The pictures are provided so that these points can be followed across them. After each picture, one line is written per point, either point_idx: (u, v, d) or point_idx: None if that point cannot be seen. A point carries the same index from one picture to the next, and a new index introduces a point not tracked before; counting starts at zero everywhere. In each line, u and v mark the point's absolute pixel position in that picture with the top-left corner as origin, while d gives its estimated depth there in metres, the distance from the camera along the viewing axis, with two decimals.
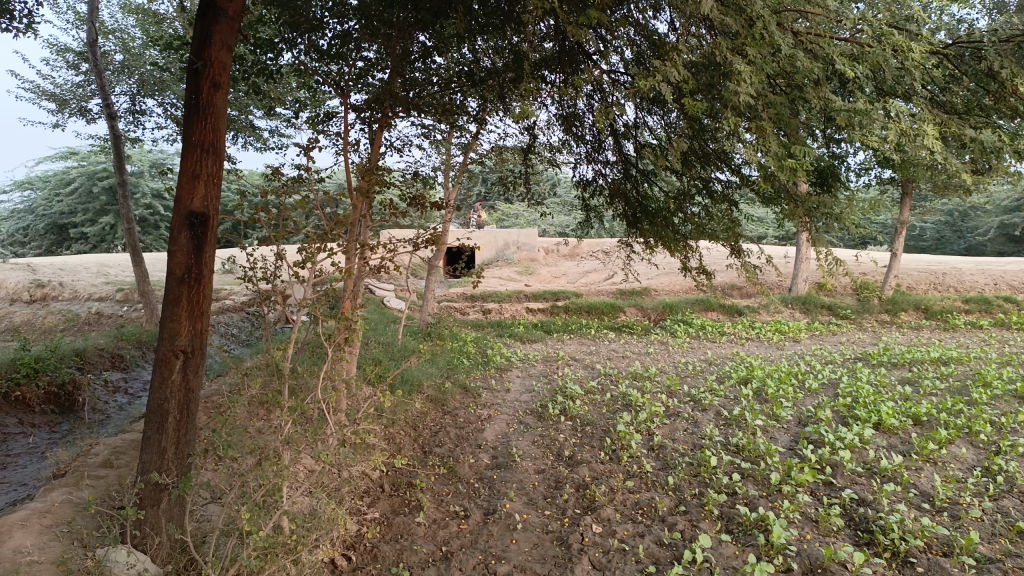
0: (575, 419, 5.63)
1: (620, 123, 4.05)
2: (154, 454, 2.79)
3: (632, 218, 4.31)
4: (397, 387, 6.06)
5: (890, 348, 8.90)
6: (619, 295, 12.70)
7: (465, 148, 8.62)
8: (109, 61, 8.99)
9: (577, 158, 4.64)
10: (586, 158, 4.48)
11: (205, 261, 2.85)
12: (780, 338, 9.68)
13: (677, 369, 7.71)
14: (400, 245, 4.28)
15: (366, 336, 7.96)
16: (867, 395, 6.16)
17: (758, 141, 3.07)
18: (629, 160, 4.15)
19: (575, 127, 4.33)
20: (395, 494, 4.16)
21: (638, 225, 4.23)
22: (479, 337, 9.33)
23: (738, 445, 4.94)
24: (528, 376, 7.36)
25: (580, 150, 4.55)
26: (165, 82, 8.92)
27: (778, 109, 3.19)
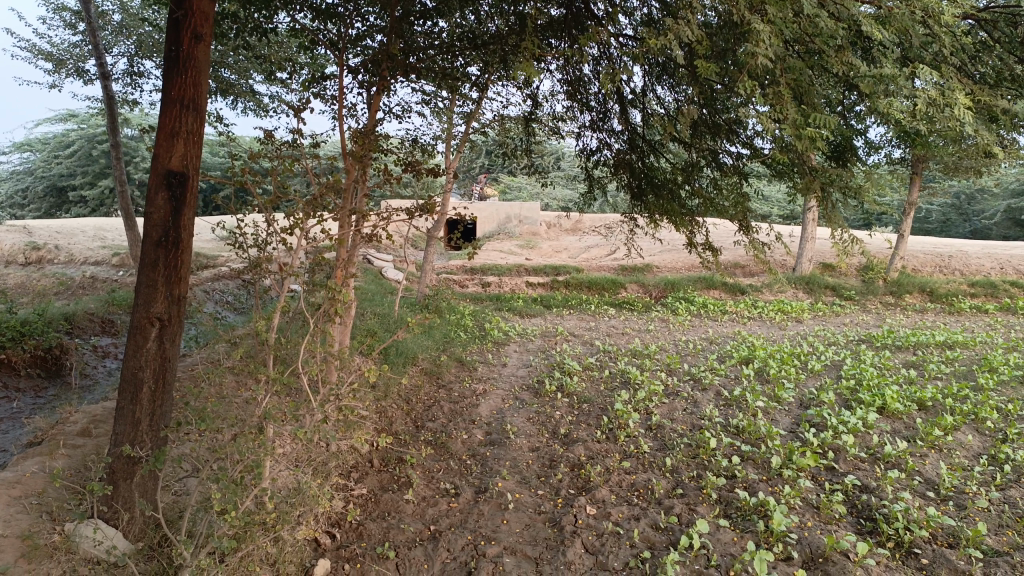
0: (572, 396, 5.51)
1: (627, 90, 3.86)
2: (128, 427, 2.66)
3: (637, 191, 4.15)
4: (391, 359, 5.93)
5: (894, 331, 8.75)
6: (621, 271, 12.54)
7: (468, 117, 8.42)
8: (107, 21, 8.76)
9: (582, 126, 4.47)
10: (591, 126, 4.31)
11: (184, 224, 2.69)
12: (782, 318, 9.55)
13: (678, 347, 7.58)
14: (395, 214, 4.08)
15: (362, 306, 7.83)
16: (871, 378, 6.03)
17: (774, 109, 2.90)
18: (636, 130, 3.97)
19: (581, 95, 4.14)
20: (384, 470, 4.05)
21: (643, 197, 4.08)
22: (477, 310, 9.19)
23: (738, 426, 4.82)
24: (525, 350, 7.24)
25: (586, 119, 4.36)
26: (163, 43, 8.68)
27: (798, 76, 3.01)
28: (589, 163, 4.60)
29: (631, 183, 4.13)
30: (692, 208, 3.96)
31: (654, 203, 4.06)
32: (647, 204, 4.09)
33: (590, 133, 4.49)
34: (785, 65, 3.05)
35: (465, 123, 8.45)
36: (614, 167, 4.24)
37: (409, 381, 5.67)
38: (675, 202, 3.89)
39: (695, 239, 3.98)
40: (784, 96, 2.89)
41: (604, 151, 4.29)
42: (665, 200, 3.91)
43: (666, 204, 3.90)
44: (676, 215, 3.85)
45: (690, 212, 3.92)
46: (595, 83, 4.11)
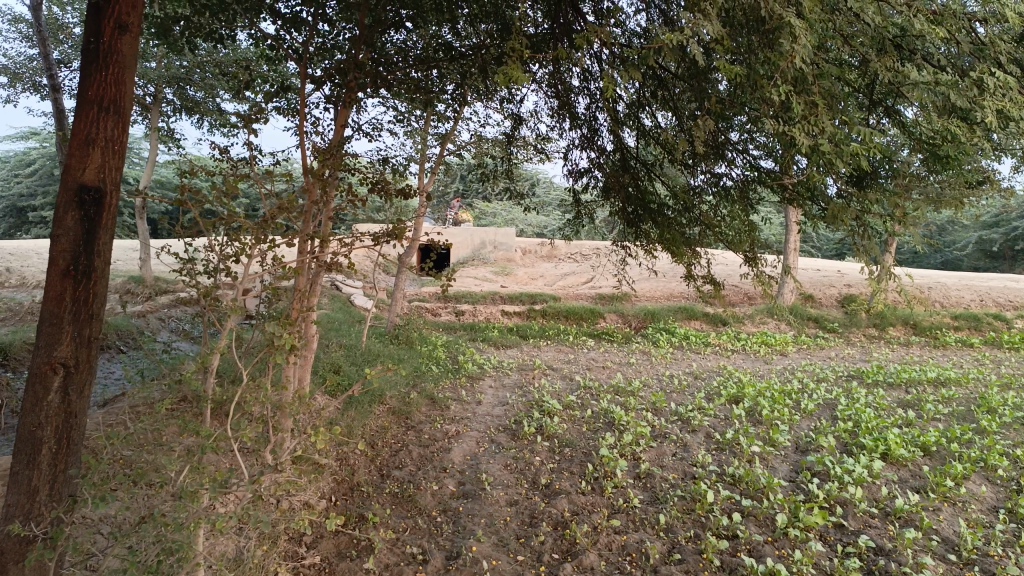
0: (553, 439, 5.07)
1: (621, 104, 3.51)
2: (22, 496, 2.18)
3: (629, 217, 3.76)
4: (355, 396, 5.46)
5: (884, 366, 8.44)
6: (599, 301, 12.17)
7: (443, 138, 8.06)
8: (66, 34, 8.35)
9: (569, 144, 4.10)
10: (579, 144, 3.94)
11: (99, 251, 2.26)
12: (767, 351, 9.23)
13: (662, 383, 7.18)
14: (358, 239, 3.64)
15: (328, 338, 7.37)
16: (868, 419, 5.68)
17: (802, 122, 2.55)
18: (629, 149, 3.61)
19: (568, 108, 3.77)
20: (343, 531, 3.56)
21: (636, 223, 3.69)
22: (451, 341, 8.73)
23: (735, 475, 4.42)
24: (501, 386, 6.80)
25: (573, 137, 3.99)
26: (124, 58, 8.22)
27: (830, 83, 2.74)
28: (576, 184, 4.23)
29: (622, 208, 3.74)
30: (695, 235, 3.59)
31: (649, 230, 3.68)
32: (642, 232, 3.70)
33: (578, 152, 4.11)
34: (815, 71, 2.76)
35: (439, 144, 8.08)
36: (604, 189, 3.86)
37: (374, 422, 5.20)
38: (675, 231, 3.51)
39: (693, 270, 3.60)
40: (819, 105, 2.59)
41: (594, 172, 3.91)
42: (662, 229, 3.52)
43: (665, 232, 3.51)
44: (674, 244, 3.46)
45: (689, 241, 3.55)
46: (585, 96, 3.75)
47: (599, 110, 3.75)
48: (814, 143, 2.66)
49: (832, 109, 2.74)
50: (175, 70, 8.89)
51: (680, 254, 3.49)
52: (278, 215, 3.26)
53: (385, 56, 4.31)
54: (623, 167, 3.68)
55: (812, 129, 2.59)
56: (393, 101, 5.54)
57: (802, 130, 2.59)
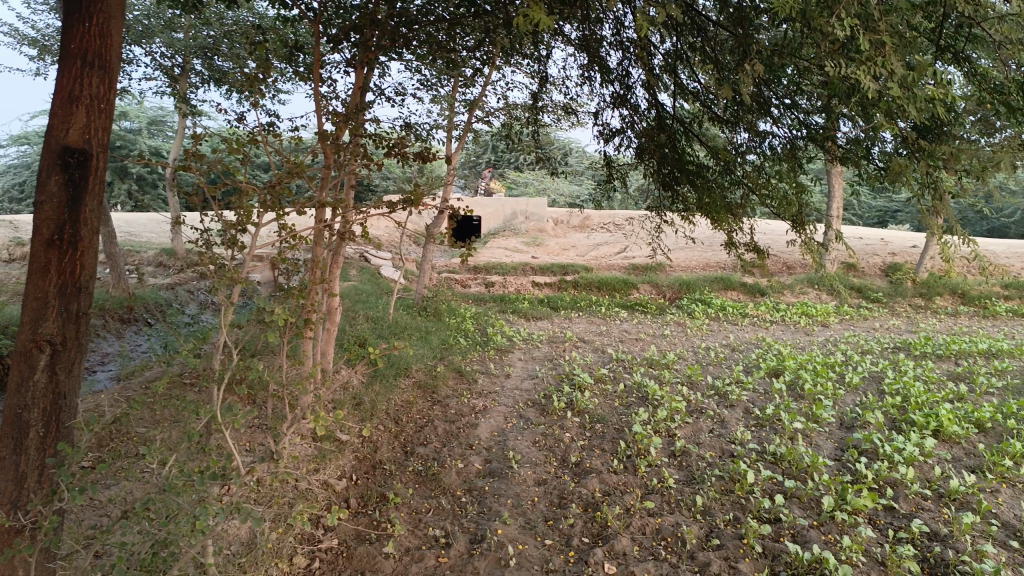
0: (584, 415, 4.88)
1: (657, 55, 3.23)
2: (9, 483, 2.15)
3: (664, 180, 3.49)
4: (381, 371, 5.30)
5: (932, 337, 8.07)
6: (632, 271, 11.89)
7: (470, 103, 7.83)
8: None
9: (600, 103, 3.83)
10: (611, 103, 3.67)
11: (85, 219, 2.25)
12: (807, 322, 8.90)
13: (698, 356, 6.92)
14: (375, 207, 3.43)
15: (354, 310, 7.24)
16: (918, 394, 5.39)
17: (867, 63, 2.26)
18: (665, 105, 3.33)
19: (600, 62, 3.50)
20: (363, 513, 3.42)
21: (673, 187, 3.41)
22: (480, 312, 8.55)
23: (776, 454, 4.19)
24: (532, 359, 6.61)
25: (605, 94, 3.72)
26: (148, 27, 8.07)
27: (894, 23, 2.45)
28: (607, 145, 3.97)
29: (657, 172, 3.46)
30: (737, 197, 3.31)
31: (687, 193, 3.41)
32: (679, 196, 3.43)
33: (611, 111, 3.84)
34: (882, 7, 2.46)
35: (467, 111, 7.85)
36: (638, 151, 3.59)
37: (399, 397, 5.04)
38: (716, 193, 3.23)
39: (732, 236, 3.34)
40: (885, 44, 2.30)
41: (625, 132, 3.65)
42: (700, 190, 3.25)
43: (703, 194, 3.24)
44: (715, 208, 3.17)
45: (730, 206, 3.28)
46: (617, 49, 3.48)
47: (632, 64, 3.48)
48: (882, 87, 2.37)
49: (898, 50, 2.44)
50: (202, 40, 8.75)
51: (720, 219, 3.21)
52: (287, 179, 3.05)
53: (405, 12, 4.06)
54: (658, 125, 3.41)
55: (879, 71, 2.31)
56: (416, 64, 5.30)
57: (867, 73, 2.30)
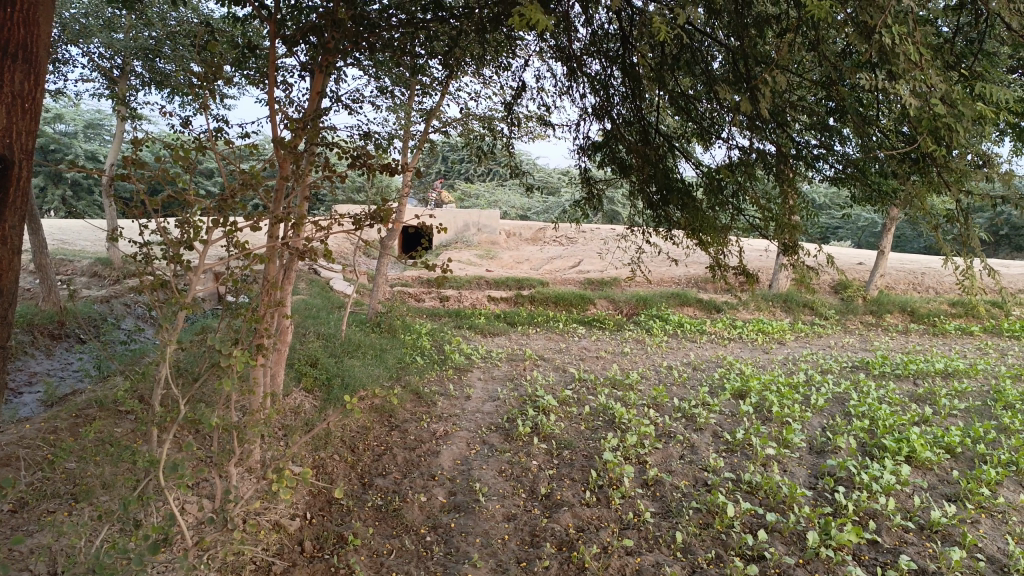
0: (550, 441, 4.66)
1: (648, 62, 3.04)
2: None
3: (648, 198, 3.30)
4: (334, 394, 5.01)
5: (889, 356, 8.09)
6: (587, 286, 11.75)
7: (427, 114, 7.59)
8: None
9: (581, 112, 3.66)
10: (593, 114, 3.47)
11: (5, 235, 2.30)
12: (765, 340, 8.87)
13: (660, 376, 6.77)
14: (336, 222, 3.15)
15: (304, 326, 6.90)
16: (885, 417, 5.31)
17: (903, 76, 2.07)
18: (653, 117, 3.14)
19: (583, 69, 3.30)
20: (319, 557, 3.14)
21: (659, 205, 3.21)
22: (436, 328, 8.28)
23: (752, 483, 4.05)
24: (491, 379, 6.36)
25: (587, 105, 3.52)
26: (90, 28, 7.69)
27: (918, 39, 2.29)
28: (587, 157, 3.79)
29: (642, 189, 3.31)
30: (728, 216, 3.16)
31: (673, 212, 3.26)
32: (665, 216, 3.27)
33: (591, 122, 3.67)
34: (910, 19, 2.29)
35: (424, 120, 7.62)
36: (622, 165, 3.42)
37: (355, 422, 4.75)
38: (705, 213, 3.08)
39: (722, 260, 3.19)
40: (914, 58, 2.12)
41: (607, 143, 3.49)
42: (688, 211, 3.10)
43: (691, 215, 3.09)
44: (706, 230, 3.02)
45: (721, 227, 3.08)
46: (602, 56, 3.30)
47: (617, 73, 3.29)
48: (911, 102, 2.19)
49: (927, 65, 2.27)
50: (144, 41, 8.28)
51: (709, 242, 3.06)
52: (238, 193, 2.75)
53: (366, 15, 3.82)
54: (642, 138, 3.24)
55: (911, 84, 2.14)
56: (374, 71, 5.07)
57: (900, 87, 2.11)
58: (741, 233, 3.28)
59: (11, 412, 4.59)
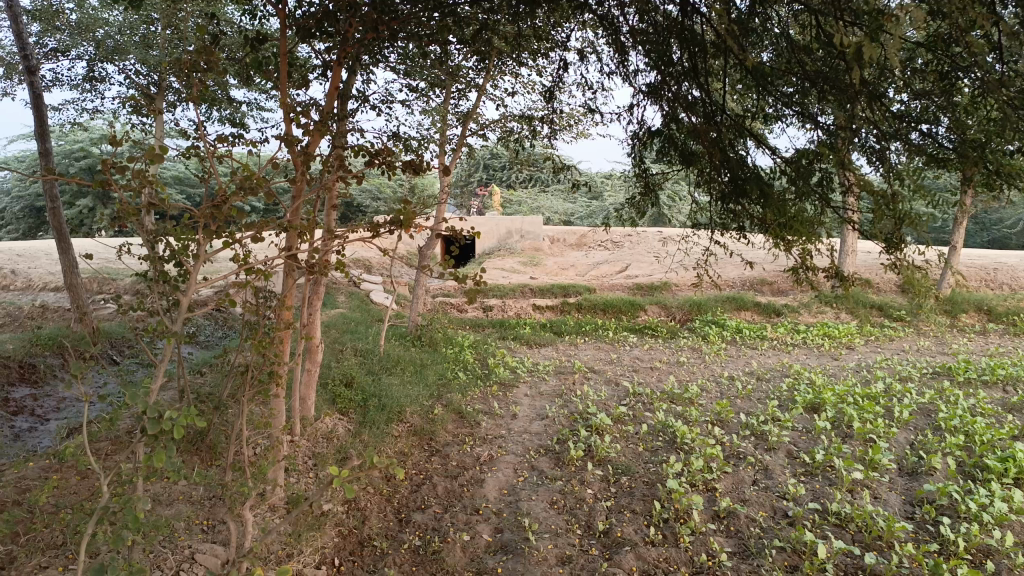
0: (606, 466, 4.22)
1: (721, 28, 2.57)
2: None
3: (722, 190, 2.82)
4: (370, 418, 4.64)
5: (971, 361, 7.42)
6: (636, 291, 11.24)
7: (465, 115, 7.23)
8: (62, 21, 7.45)
9: (636, 96, 3.22)
10: (652, 94, 3.02)
11: None
12: (832, 345, 8.27)
13: (722, 388, 6.24)
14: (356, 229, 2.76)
15: (342, 343, 6.58)
16: (981, 431, 4.72)
17: None
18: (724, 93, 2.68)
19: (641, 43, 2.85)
20: None
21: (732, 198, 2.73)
22: (479, 340, 7.88)
23: (840, 514, 3.56)
24: (539, 395, 5.94)
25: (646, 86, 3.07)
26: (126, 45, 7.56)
27: None
28: (645, 147, 3.38)
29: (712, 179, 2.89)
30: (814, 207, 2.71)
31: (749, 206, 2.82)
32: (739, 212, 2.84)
33: (648, 107, 3.25)
34: None
35: (461, 124, 7.26)
36: (688, 153, 3.01)
37: (392, 448, 4.37)
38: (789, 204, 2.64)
39: (810, 261, 2.74)
40: None
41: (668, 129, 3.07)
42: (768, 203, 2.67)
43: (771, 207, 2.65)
44: (792, 224, 2.57)
45: (808, 221, 2.60)
46: (663, 24, 2.85)
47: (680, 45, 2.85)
48: None
49: None
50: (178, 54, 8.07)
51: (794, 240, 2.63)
52: (234, 200, 2.37)
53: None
54: (709, 121, 2.82)
55: None
56: (405, 69, 4.70)
57: None
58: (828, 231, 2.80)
59: (31, 444, 4.32)
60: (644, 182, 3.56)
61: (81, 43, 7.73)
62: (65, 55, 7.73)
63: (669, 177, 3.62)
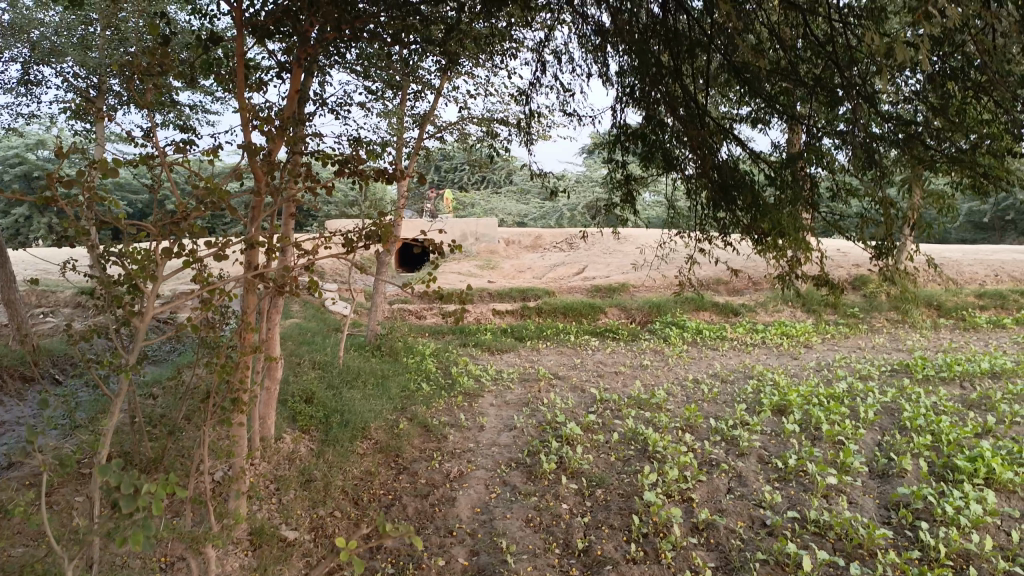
0: (580, 478, 4.12)
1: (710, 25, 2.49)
2: None
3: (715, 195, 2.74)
4: (333, 435, 4.47)
5: (926, 357, 7.53)
6: (595, 293, 11.19)
7: (421, 119, 7.08)
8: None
9: (617, 97, 3.12)
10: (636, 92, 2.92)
11: None
12: (791, 344, 8.33)
13: (688, 391, 6.21)
14: (325, 243, 2.60)
15: (300, 355, 6.37)
16: (947, 430, 4.76)
17: None
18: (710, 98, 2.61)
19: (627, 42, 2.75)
20: None
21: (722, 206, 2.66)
22: (440, 348, 7.72)
23: (819, 522, 3.53)
24: (505, 404, 5.82)
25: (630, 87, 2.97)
26: (64, 48, 7.23)
27: None
28: (626, 150, 3.33)
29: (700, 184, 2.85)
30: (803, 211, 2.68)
31: (738, 210, 2.78)
32: (728, 217, 2.81)
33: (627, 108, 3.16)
34: None
35: (418, 127, 7.10)
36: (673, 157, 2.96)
37: (358, 466, 4.21)
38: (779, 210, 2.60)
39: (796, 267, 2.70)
40: None
41: (651, 133, 3.02)
42: (759, 209, 2.62)
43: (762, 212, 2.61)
44: (784, 231, 2.53)
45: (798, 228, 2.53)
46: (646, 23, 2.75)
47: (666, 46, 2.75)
48: None
49: None
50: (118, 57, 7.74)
51: (786, 246, 2.59)
52: (195, 215, 2.20)
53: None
54: (695, 124, 2.74)
55: None
56: (363, 72, 4.55)
57: None
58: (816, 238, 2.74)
59: None
60: (627, 186, 3.51)
61: (15, 44, 7.34)
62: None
63: (648, 180, 3.56)
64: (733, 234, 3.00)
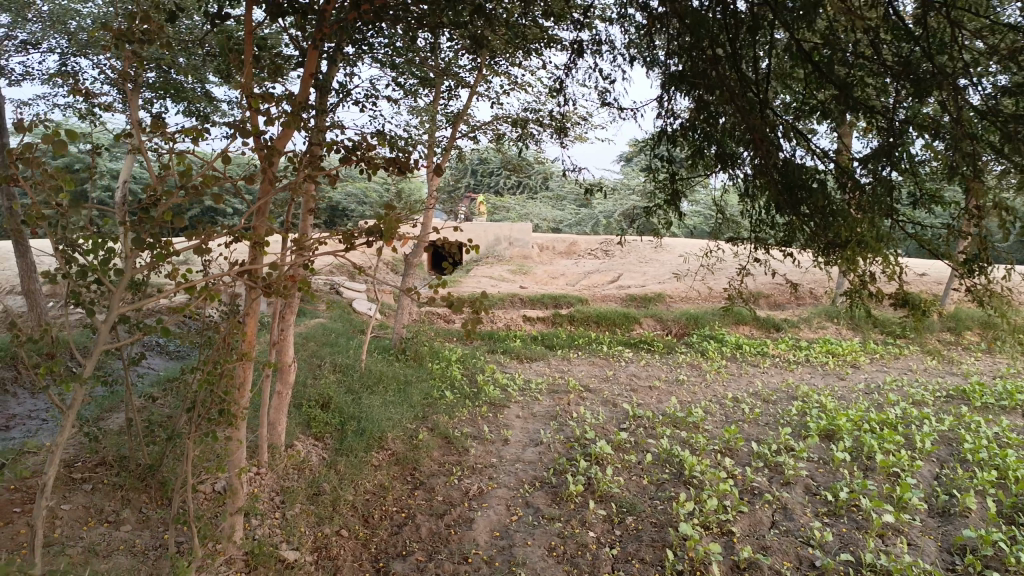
0: (609, 503, 3.80)
1: None
2: None
3: (782, 197, 2.39)
4: (347, 445, 4.20)
5: (983, 382, 7.05)
6: (630, 303, 10.82)
7: (454, 117, 6.82)
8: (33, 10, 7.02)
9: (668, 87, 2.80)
10: (693, 81, 2.59)
11: None
12: (836, 364, 7.89)
13: (726, 411, 5.84)
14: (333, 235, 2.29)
15: (320, 357, 6.13)
16: (1013, 465, 4.33)
17: None
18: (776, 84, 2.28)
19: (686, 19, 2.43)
20: None
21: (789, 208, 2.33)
22: (467, 353, 7.45)
23: (877, 567, 3.17)
24: (531, 416, 5.51)
25: (684, 76, 2.64)
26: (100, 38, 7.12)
27: None
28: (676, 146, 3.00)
29: (757, 184, 2.54)
30: (883, 219, 2.35)
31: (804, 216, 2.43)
32: (791, 222, 2.49)
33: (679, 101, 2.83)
34: None
35: (450, 125, 6.84)
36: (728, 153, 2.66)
37: (372, 479, 3.93)
38: (853, 215, 2.25)
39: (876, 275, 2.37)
40: None
41: (704, 125, 2.72)
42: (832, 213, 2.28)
43: (837, 219, 2.29)
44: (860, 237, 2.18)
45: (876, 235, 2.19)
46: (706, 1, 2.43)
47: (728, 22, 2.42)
48: None
49: None
50: None
51: (860, 256, 2.24)
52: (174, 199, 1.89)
53: None
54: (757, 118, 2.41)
55: None
56: (393, 63, 4.31)
57: None
58: (895, 248, 2.39)
59: None
60: (672, 186, 3.20)
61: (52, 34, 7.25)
62: (35, 47, 7.25)
63: (698, 182, 3.23)
64: (798, 241, 2.65)
